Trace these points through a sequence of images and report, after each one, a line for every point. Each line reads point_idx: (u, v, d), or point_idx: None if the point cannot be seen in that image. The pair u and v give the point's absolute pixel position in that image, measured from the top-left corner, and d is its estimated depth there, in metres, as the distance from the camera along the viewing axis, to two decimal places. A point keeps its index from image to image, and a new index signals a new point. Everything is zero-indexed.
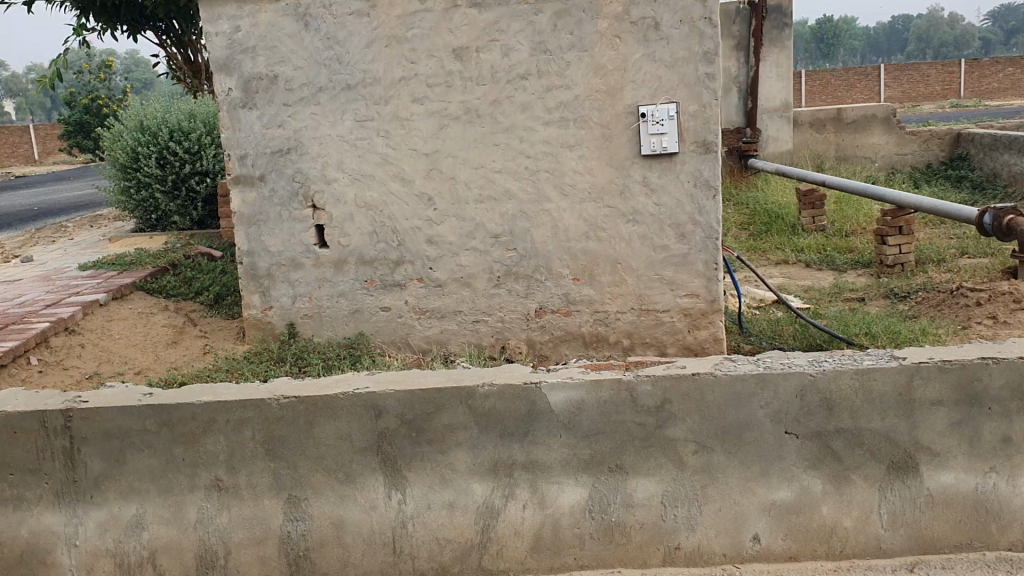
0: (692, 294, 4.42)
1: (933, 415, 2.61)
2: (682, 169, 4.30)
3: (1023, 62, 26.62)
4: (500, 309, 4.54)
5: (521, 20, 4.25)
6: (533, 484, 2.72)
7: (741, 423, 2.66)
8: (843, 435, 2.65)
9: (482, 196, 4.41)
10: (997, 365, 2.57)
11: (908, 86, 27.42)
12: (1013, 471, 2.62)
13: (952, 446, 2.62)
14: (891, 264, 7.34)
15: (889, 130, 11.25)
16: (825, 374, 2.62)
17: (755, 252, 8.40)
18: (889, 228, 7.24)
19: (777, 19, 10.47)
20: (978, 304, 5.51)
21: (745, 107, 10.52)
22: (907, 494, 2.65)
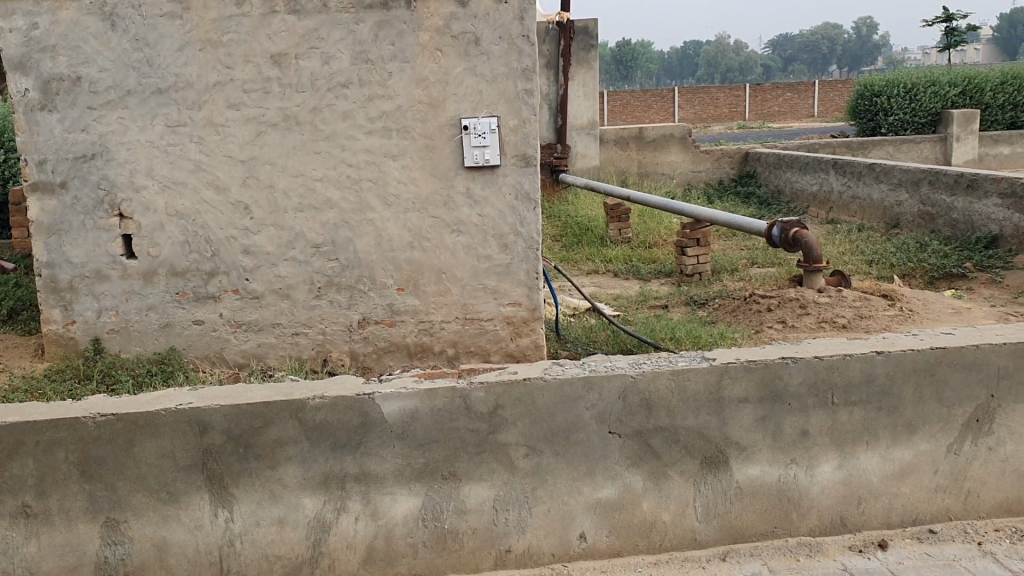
0: (515, 302, 4.54)
1: (741, 411, 2.81)
2: (504, 181, 4.42)
3: (799, 88, 28.93)
4: (321, 321, 4.48)
5: (342, 28, 4.23)
6: (366, 495, 2.71)
7: (569, 425, 2.76)
8: (661, 433, 2.80)
9: (303, 205, 4.34)
10: (795, 363, 2.79)
11: (700, 108, 29.06)
12: (811, 462, 2.85)
13: (758, 441, 2.83)
14: (690, 274, 7.81)
15: (685, 149, 11.95)
16: (645, 376, 2.77)
17: (567, 262, 8.70)
18: (688, 240, 7.71)
19: (585, 40, 10.87)
20: (769, 310, 6.01)
21: (555, 123, 10.90)
22: (719, 487, 2.83)
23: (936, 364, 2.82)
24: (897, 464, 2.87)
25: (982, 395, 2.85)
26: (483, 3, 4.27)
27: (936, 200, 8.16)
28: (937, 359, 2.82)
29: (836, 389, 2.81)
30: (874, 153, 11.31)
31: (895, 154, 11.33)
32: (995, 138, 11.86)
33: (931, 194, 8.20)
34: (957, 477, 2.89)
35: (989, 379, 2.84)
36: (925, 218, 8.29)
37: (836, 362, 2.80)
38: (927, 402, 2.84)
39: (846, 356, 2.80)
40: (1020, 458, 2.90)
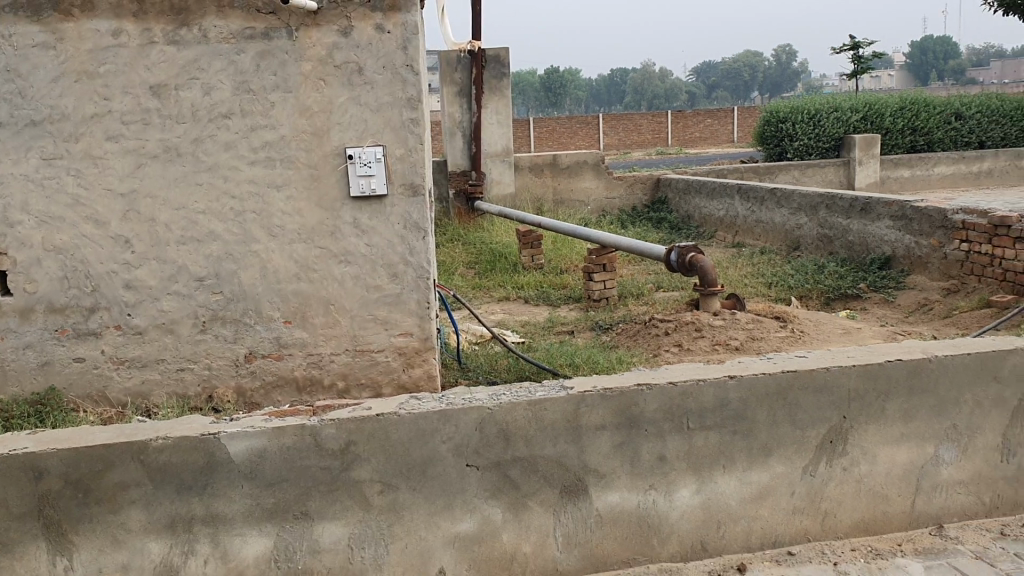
0: (406, 332, 4.32)
1: (599, 439, 2.80)
2: (392, 211, 4.20)
3: (718, 114, 29.59)
4: (206, 356, 4.23)
5: (222, 59, 3.98)
6: (214, 537, 2.62)
7: (425, 459, 2.71)
8: (520, 463, 2.77)
9: (185, 237, 4.09)
10: (650, 391, 2.80)
11: (623, 134, 29.44)
12: (670, 487, 2.85)
13: (616, 467, 2.82)
14: (597, 299, 7.84)
15: (599, 175, 12.04)
16: (502, 408, 2.74)
17: (478, 289, 8.67)
18: (594, 265, 7.77)
19: (496, 69, 10.95)
20: (665, 334, 6.06)
21: (469, 151, 10.95)
22: (578, 516, 2.81)
23: (787, 388, 2.86)
24: (754, 486, 2.89)
25: (834, 417, 2.90)
26: (366, 32, 4.04)
27: (832, 222, 8.37)
28: (788, 382, 2.86)
29: (691, 414, 2.84)
30: (781, 177, 11.61)
31: (801, 178, 11.68)
32: (896, 161, 12.31)
33: (828, 218, 8.41)
34: (814, 498, 2.92)
35: (840, 400, 2.89)
36: (823, 241, 8.49)
37: (691, 388, 2.82)
38: (781, 424, 2.88)
39: (700, 381, 2.82)
40: (873, 479, 2.95)
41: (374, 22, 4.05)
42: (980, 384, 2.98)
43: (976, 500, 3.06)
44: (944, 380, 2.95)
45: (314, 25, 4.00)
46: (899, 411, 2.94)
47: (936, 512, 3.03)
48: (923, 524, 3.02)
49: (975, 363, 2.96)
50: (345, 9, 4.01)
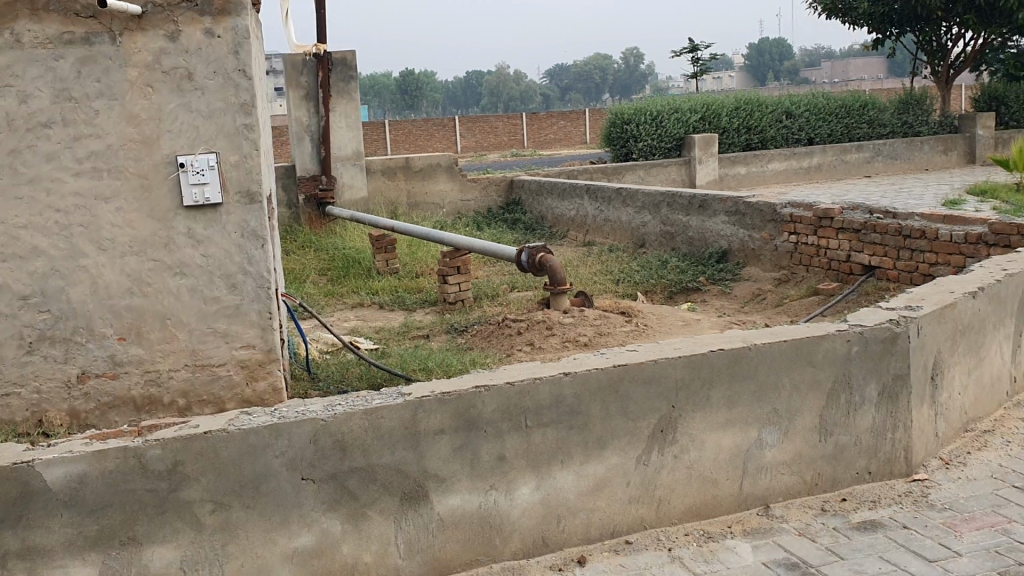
0: (248, 345, 4.00)
1: (437, 443, 2.79)
2: (228, 220, 3.89)
3: (572, 116, 30.31)
4: (34, 378, 3.82)
5: (39, 65, 3.62)
6: (32, 571, 2.48)
7: (258, 475, 2.65)
8: (358, 473, 2.73)
9: (4, 254, 3.67)
10: (487, 392, 2.82)
11: (480, 136, 29.59)
12: (510, 486, 2.88)
13: (456, 471, 2.82)
14: (452, 302, 7.87)
15: (452, 177, 12.04)
16: (336, 418, 2.70)
17: (331, 296, 8.52)
18: (448, 268, 7.78)
19: (343, 72, 10.83)
20: (518, 333, 6.10)
21: (318, 155, 10.75)
22: (419, 522, 2.80)
23: (618, 381, 2.94)
24: (590, 480, 2.96)
25: (664, 406, 3.01)
26: (195, 37, 3.77)
27: (674, 220, 8.68)
28: (619, 376, 2.94)
29: (528, 412, 2.87)
30: (628, 177, 12.05)
31: (647, 177, 12.21)
32: (733, 160, 12.96)
33: (669, 215, 8.72)
34: (648, 487, 3.02)
35: (669, 390, 3.00)
36: (667, 237, 8.80)
37: (527, 386, 2.85)
38: (614, 417, 2.96)
39: (535, 379, 2.86)
40: (703, 464, 3.08)
41: (204, 27, 3.78)
42: (797, 368, 3.16)
43: (799, 479, 3.23)
44: (764, 366, 3.11)
45: (139, 29, 3.70)
46: (723, 398, 3.08)
47: (762, 493, 3.19)
48: (751, 504, 3.18)
49: (791, 348, 3.13)
50: (171, 13, 3.73)
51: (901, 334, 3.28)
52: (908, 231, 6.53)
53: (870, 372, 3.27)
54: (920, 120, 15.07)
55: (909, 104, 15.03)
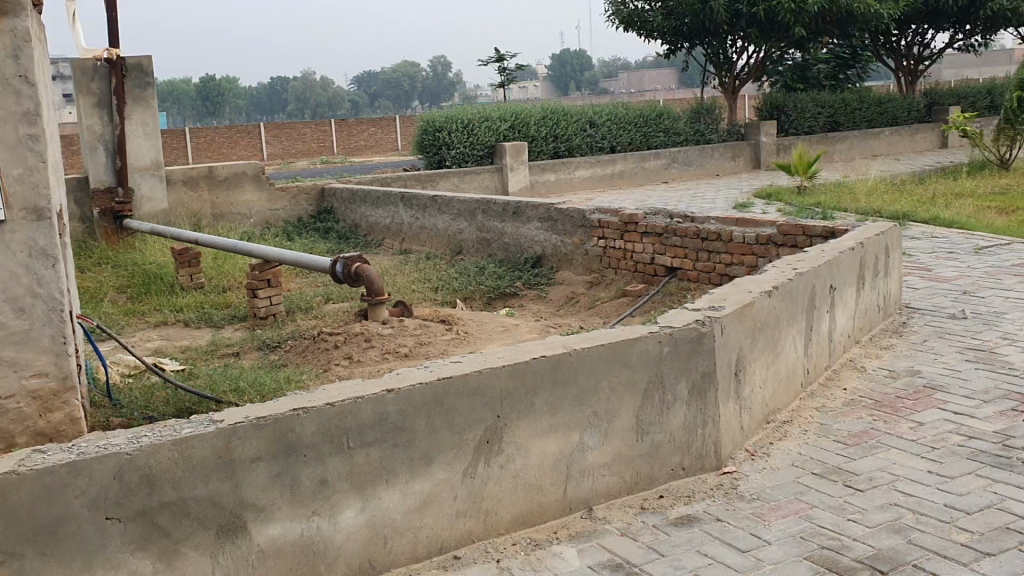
0: (41, 373, 3.57)
1: (254, 471, 2.65)
2: (13, 239, 3.49)
3: (382, 123, 30.10)
4: None
5: None
6: None
7: (56, 519, 2.42)
8: (169, 508, 2.55)
9: None
10: (307, 414, 2.71)
11: (287, 143, 28.74)
12: (333, 510, 2.79)
13: (275, 498, 2.69)
14: (264, 316, 7.58)
15: (260, 187, 11.60)
16: (142, 452, 2.50)
17: (132, 315, 8.03)
18: (258, 282, 7.51)
19: (139, 78, 10.24)
20: (335, 347, 5.93)
21: (114, 166, 10.13)
22: (238, 554, 2.65)
23: (442, 394, 2.91)
24: (416, 497, 2.91)
25: (489, 417, 3.00)
26: None
27: (489, 226, 8.77)
28: (443, 390, 2.91)
29: (350, 433, 2.78)
30: (440, 184, 12.08)
31: (459, 185, 12.33)
32: (543, 166, 13.28)
33: (485, 222, 8.79)
34: (475, 499, 3.01)
35: (493, 401, 3.00)
36: (482, 243, 8.87)
37: (348, 406, 2.77)
38: (439, 431, 2.92)
39: (356, 399, 2.78)
40: (528, 472, 3.10)
41: None
42: (614, 371, 3.24)
43: (619, 479, 3.31)
44: (582, 371, 3.17)
45: None
46: (545, 404, 3.11)
47: (586, 496, 3.24)
48: (576, 508, 3.23)
49: (607, 352, 3.21)
50: None
51: (707, 333, 3.43)
52: (706, 233, 6.90)
53: (680, 371, 3.39)
54: (711, 128, 15.98)
55: (701, 113, 15.89)
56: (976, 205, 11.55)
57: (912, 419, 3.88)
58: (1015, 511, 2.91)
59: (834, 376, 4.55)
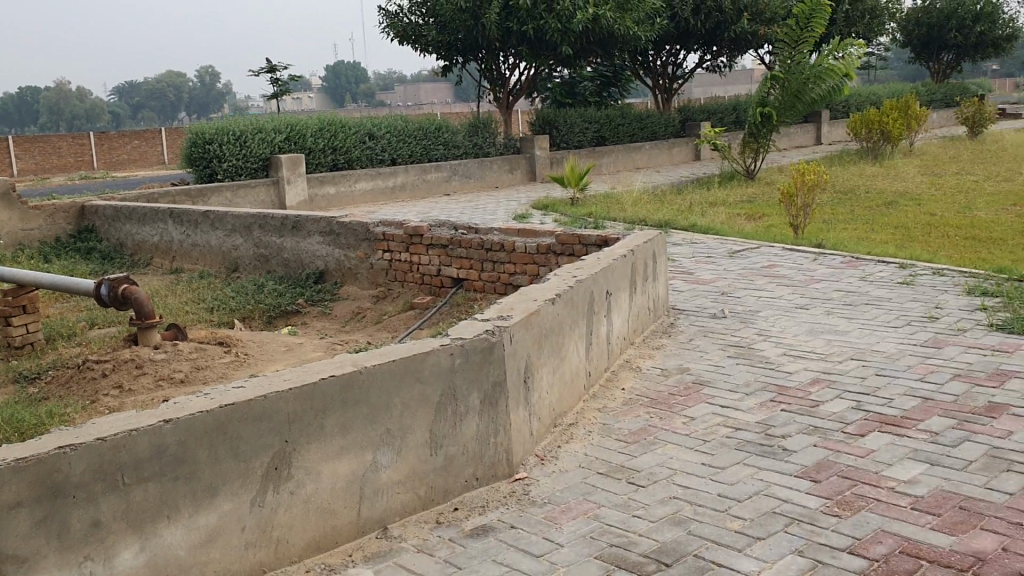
0: None
1: (14, 519, 2.31)
2: None
3: (146, 136, 28.47)
4: None
5: None
6: None
7: None
8: None
9: None
10: (75, 451, 2.42)
11: (40, 158, 26.50)
12: (109, 554, 2.50)
13: (40, 546, 2.36)
14: (19, 346, 6.93)
15: (10, 205, 10.44)
16: None
17: None
18: (12, 308, 6.95)
19: None
20: (103, 376, 5.52)
21: None
22: None
23: (226, 422, 2.73)
24: (201, 532, 2.69)
25: (277, 442, 2.86)
26: None
27: (267, 242, 8.50)
28: (227, 416, 2.74)
29: (125, 468, 2.52)
30: (213, 200, 11.61)
31: (234, 200, 11.94)
32: (321, 179, 13.06)
33: (262, 237, 8.51)
34: (265, 528, 2.85)
35: (281, 424, 2.87)
36: (260, 260, 8.58)
37: (121, 440, 2.51)
38: (224, 460, 2.74)
39: (131, 432, 2.53)
40: (320, 495, 2.99)
41: None
42: (406, 386, 3.21)
43: (413, 496, 3.28)
44: (373, 388, 3.11)
45: None
46: (336, 425, 3.02)
47: (379, 516, 3.18)
48: (370, 528, 3.16)
49: (398, 367, 3.18)
50: None
51: (496, 343, 3.49)
52: (488, 244, 7.04)
53: (470, 383, 3.41)
54: (487, 141, 16.32)
55: (477, 127, 16.19)
56: (729, 213, 12.50)
57: (684, 415, 4.12)
58: (779, 495, 3.14)
59: (613, 378, 4.75)
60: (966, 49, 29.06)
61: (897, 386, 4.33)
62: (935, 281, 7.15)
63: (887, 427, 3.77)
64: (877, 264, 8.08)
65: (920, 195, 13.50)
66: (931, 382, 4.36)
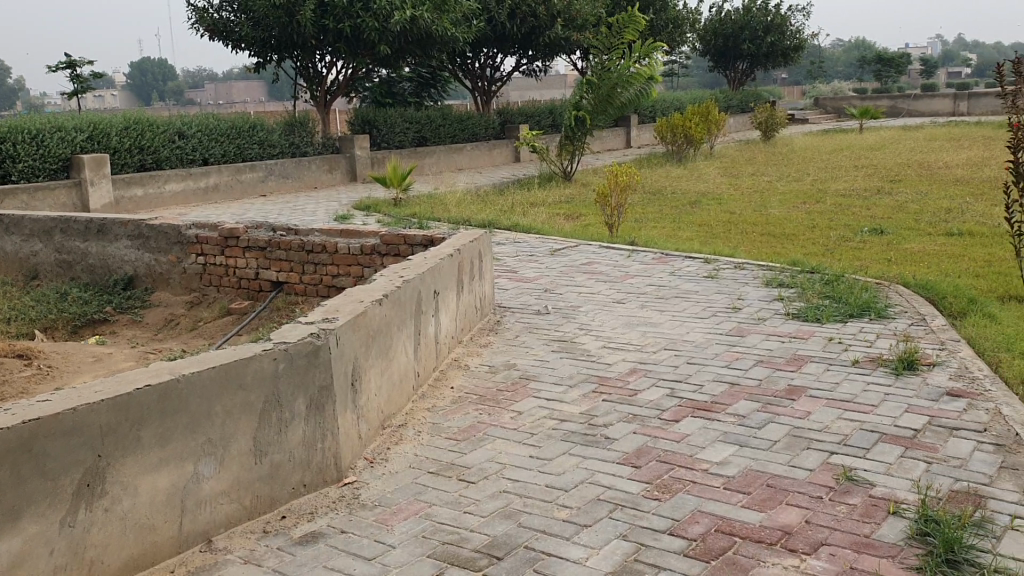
0: None
1: None
2: None
3: None
4: None
5: None
6: None
7: None
8: None
9: None
10: None
11: None
12: None
13: None
14: None
15: None
16: None
17: None
18: None
19: None
20: None
21: None
22: None
23: (32, 439, 2.53)
24: (4, 558, 2.47)
25: (88, 457, 2.68)
26: None
27: (70, 247, 7.96)
28: (33, 432, 2.53)
29: None
30: (5, 202, 10.79)
31: (30, 203, 11.18)
32: (127, 180, 12.41)
33: (64, 242, 7.97)
34: (77, 549, 2.67)
35: (92, 438, 2.69)
36: (62, 266, 8.02)
37: None
38: (30, 480, 2.53)
39: None
40: (137, 511, 2.83)
41: None
42: (227, 394, 3.10)
43: (237, 506, 3.17)
44: (192, 396, 2.98)
45: None
46: (153, 437, 2.87)
47: (202, 529, 3.06)
48: (192, 542, 3.03)
49: (219, 374, 3.06)
50: None
51: (323, 346, 3.43)
52: (310, 246, 6.91)
53: (295, 388, 3.34)
54: (305, 141, 15.97)
55: (294, 126, 15.79)
56: (548, 212, 12.83)
57: (512, 409, 4.19)
58: (603, 483, 3.25)
59: (441, 377, 4.77)
60: (760, 59, 31.10)
61: (707, 373, 4.58)
62: (738, 274, 7.61)
63: (699, 412, 3.99)
64: (685, 259, 8.52)
65: (721, 195, 14.34)
66: (737, 368, 4.64)
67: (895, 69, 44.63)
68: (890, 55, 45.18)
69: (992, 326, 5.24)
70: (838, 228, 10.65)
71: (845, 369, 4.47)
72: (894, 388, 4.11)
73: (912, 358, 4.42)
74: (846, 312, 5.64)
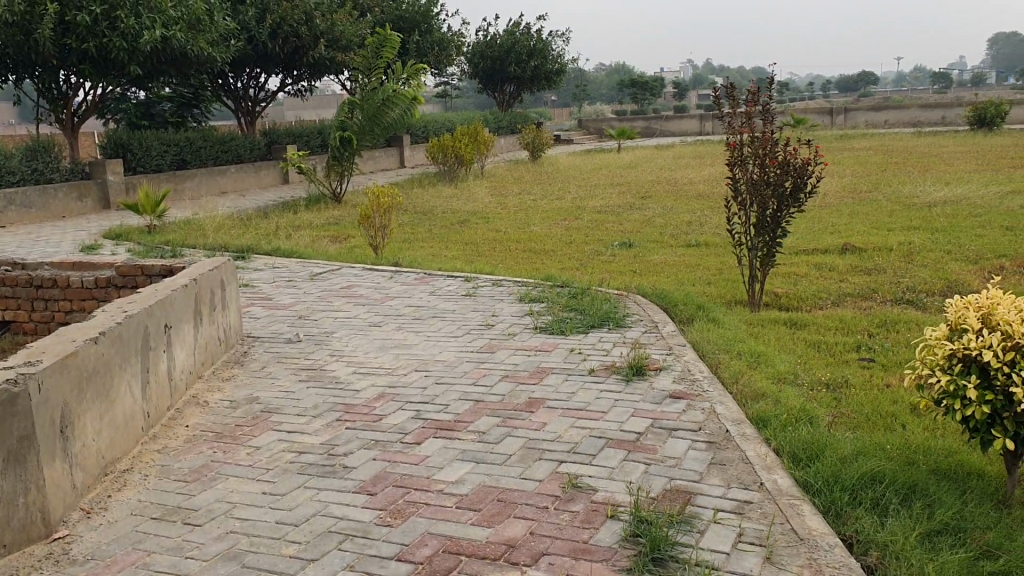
0: None
1: None
2: None
3: None
4: None
5: None
6: None
7: None
8: None
9: None
10: None
11: None
12: None
13: None
14: None
15: None
16: None
17: None
18: None
19: None
20: None
21: None
22: None
23: None
24: None
25: None
26: None
27: None
28: None
29: None
30: None
31: None
32: None
33: None
34: None
35: None
36: None
37: None
38: None
39: None
40: None
41: None
42: None
43: None
44: None
45: None
46: None
47: None
48: None
49: None
50: None
51: (21, 393, 3.12)
52: (39, 281, 6.36)
53: None
54: (50, 166, 14.73)
55: (37, 151, 14.50)
56: (313, 235, 12.60)
57: (249, 445, 4.03)
58: (335, 514, 3.18)
59: (176, 416, 4.50)
60: (525, 81, 32.16)
61: (453, 392, 4.62)
62: (494, 291, 7.78)
63: (442, 432, 4.00)
64: (446, 278, 8.60)
65: (487, 213, 14.65)
66: (482, 385, 4.71)
67: (650, 93, 47.65)
68: (645, 79, 48.13)
69: (717, 329, 5.65)
70: (593, 242, 11.14)
71: (582, 379, 4.65)
72: (624, 394, 4.31)
73: (641, 365, 4.67)
74: (588, 323, 5.89)
